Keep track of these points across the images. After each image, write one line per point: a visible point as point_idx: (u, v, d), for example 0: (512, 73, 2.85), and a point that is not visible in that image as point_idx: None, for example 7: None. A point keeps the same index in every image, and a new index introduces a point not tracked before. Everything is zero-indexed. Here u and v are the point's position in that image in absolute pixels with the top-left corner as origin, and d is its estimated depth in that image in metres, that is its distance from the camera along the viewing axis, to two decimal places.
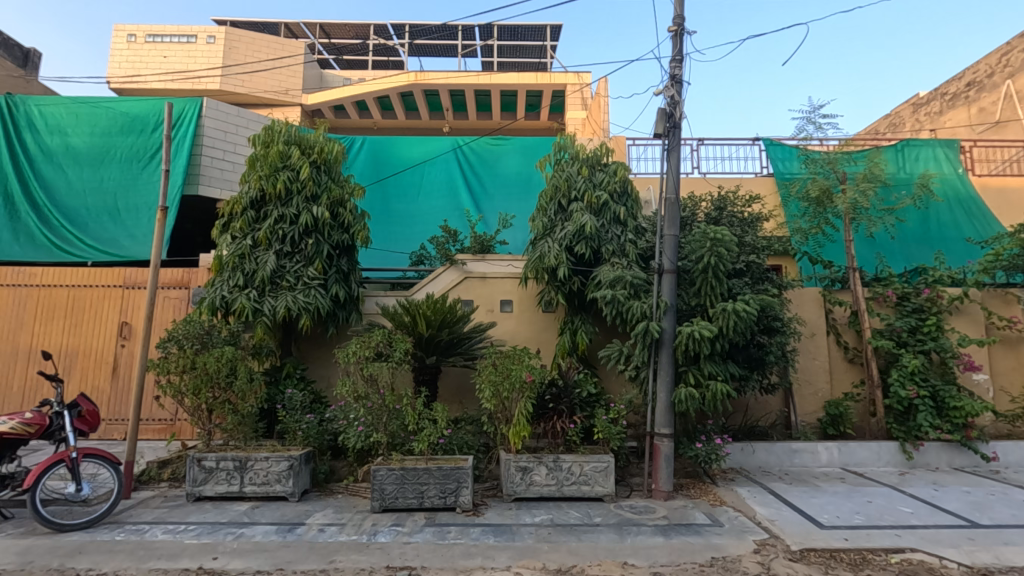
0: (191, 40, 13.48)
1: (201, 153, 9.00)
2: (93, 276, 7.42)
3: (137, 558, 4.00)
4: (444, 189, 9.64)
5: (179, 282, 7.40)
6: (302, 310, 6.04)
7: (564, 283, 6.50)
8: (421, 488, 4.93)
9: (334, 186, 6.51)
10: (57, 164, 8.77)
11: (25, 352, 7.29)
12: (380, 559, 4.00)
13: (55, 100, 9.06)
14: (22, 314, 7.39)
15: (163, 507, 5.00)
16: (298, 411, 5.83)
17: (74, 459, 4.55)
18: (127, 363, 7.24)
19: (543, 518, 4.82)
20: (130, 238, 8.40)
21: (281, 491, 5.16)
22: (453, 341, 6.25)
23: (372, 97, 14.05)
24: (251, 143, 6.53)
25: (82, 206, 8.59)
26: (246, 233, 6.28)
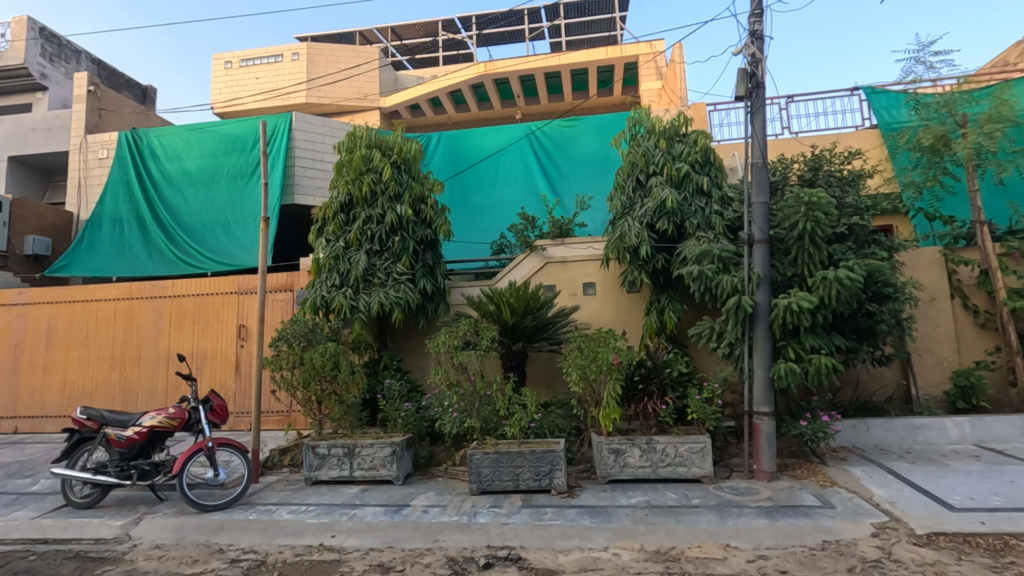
0: (279, 59, 14.52)
1: (295, 165, 9.69)
2: (214, 285, 8.27)
3: (268, 535, 4.47)
4: (520, 177, 9.68)
5: (284, 285, 8.06)
6: (394, 304, 6.36)
7: (648, 261, 6.32)
8: (516, 471, 5.06)
9: (415, 184, 6.77)
10: (177, 188, 9.83)
11: (164, 356, 8.27)
12: (480, 539, 4.18)
13: (170, 129, 10.12)
14: (159, 322, 8.36)
15: (286, 490, 5.52)
16: (396, 399, 6.20)
17: (211, 447, 5.11)
18: (246, 361, 8.01)
19: (639, 499, 4.79)
20: (240, 248, 9.19)
21: (387, 475, 5.53)
22: (538, 327, 6.32)
23: (445, 92, 14.31)
24: (337, 150, 6.90)
25: (199, 222, 9.55)
26: (338, 235, 6.68)
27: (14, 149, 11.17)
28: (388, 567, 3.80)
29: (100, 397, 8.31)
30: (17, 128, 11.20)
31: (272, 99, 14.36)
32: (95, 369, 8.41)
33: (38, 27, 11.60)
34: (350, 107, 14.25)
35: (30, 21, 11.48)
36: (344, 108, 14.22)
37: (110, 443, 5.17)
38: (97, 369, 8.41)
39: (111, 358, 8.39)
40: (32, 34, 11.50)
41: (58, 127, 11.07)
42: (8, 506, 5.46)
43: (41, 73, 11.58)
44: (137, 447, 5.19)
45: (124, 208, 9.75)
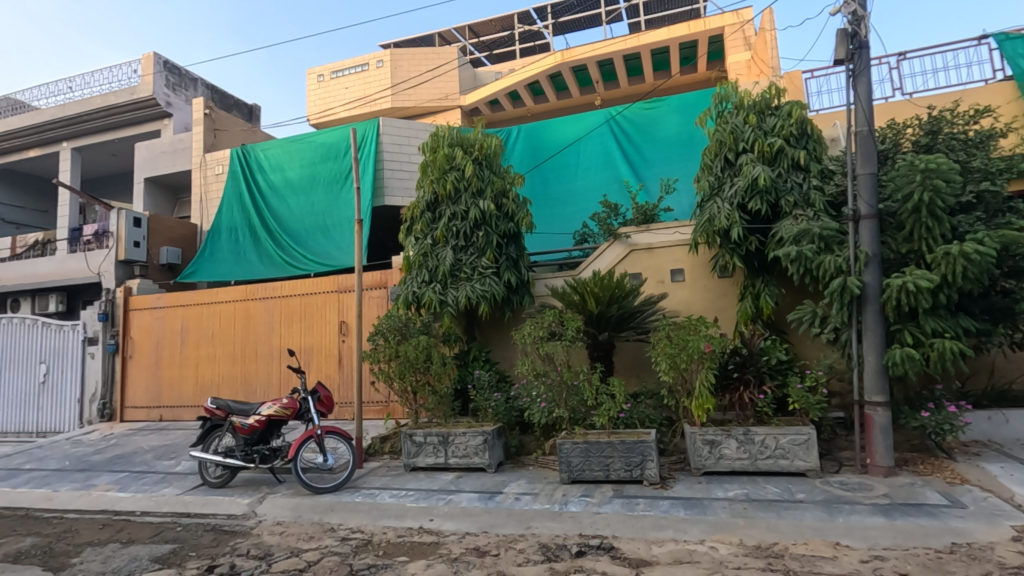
0: (366, 68, 15.28)
1: (384, 168, 10.19)
2: (318, 285, 8.93)
3: (373, 517, 4.80)
4: (602, 165, 9.53)
5: (379, 283, 8.54)
6: (480, 298, 6.54)
7: (740, 244, 5.99)
8: (606, 461, 5.04)
9: (496, 179, 6.90)
10: (281, 197, 10.68)
11: (277, 351, 9.05)
12: (572, 527, 4.23)
13: (274, 143, 10.99)
14: (272, 320, 9.16)
15: (388, 475, 5.88)
16: (486, 389, 6.38)
17: (320, 435, 5.54)
18: (348, 355, 8.57)
19: (737, 492, 4.59)
20: (338, 250, 9.82)
21: (479, 462, 5.72)
22: (625, 316, 6.22)
23: (523, 85, 14.37)
24: (422, 151, 7.15)
25: (302, 227, 10.33)
26: (426, 233, 6.95)
27: (148, 171, 12.66)
28: (483, 551, 3.95)
29: (226, 389, 9.26)
30: (150, 152, 12.69)
31: (360, 107, 15.18)
32: (220, 364, 9.38)
33: (162, 60, 13.02)
34: (431, 108, 14.71)
35: (156, 56, 12.91)
36: (426, 109, 14.72)
37: (236, 429, 5.77)
38: (222, 363, 9.37)
39: (233, 354, 9.32)
40: (157, 68, 12.94)
41: (181, 148, 12.40)
42: (158, 484, 6.27)
43: (166, 101, 13.00)
44: (258, 434, 5.75)
45: (238, 218, 10.76)
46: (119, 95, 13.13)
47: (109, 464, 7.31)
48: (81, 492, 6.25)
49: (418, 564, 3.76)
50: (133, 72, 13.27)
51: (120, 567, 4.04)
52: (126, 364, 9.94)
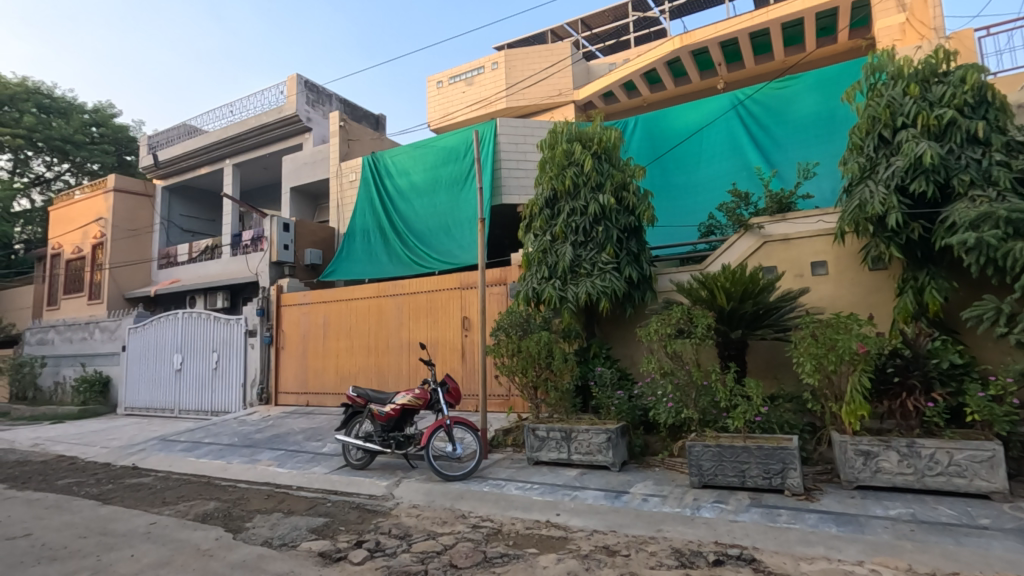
0: (481, 71, 15.75)
1: (502, 167, 10.45)
2: (442, 282, 9.38)
3: (501, 507, 4.93)
4: (728, 152, 8.97)
5: (499, 280, 8.78)
6: (601, 294, 6.44)
7: (899, 231, 5.29)
8: (742, 467, 4.72)
9: (616, 172, 6.76)
10: (407, 200, 11.35)
11: (407, 345, 9.64)
12: (707, 534, 4.02)
13: (400, 150, 11.71)
14: (401, 316, 9.78)
15: (512, 468, 6.01)
16: (609, 387, 6.28)
17: (449, 425, 5.80)
18: (470, 349, 8.92)
19: (900, 511, 4.08)
20: (460, 248, 10.22)
21: (603, 460, 5.65)
22: (759, 313, 5.80)
23: (639, 75, 13.93)
24: (540, 148, 7.18)
25: (426, 228, 10.89)
26: (545, 230, 6.94)
27: (294, 181, 14.10)
28: (613, 550, 3.89)
29: (362, 378, 10.05)
30: (295, 164, 14.11)
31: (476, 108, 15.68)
32: (357, 356, 10.19)
33: (303, 80, 14.41)
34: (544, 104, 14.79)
35: (298, 77, 14.32)
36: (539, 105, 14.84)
37: (375, 416, 6.25)
38: (359, 355, 10.17)
39: (368, 347, 10.09)
40: (299, 87, 14.34)
41: (321, 159, 13.65)
42: (309, 462, 6.97)
43: (307, 117, 14.38)
44: (393, 421, 6.17)
45: (370, 221, 11.60)
46: (269, 114, 14.75)
47: (269, 442, 8.27)
48: (248, 465, 7.14)
49: (549, 557, 3.79)
50: (280, 93, 14.85)
51: (284, 534, 4.53)
52: (279, 354, 11.15)
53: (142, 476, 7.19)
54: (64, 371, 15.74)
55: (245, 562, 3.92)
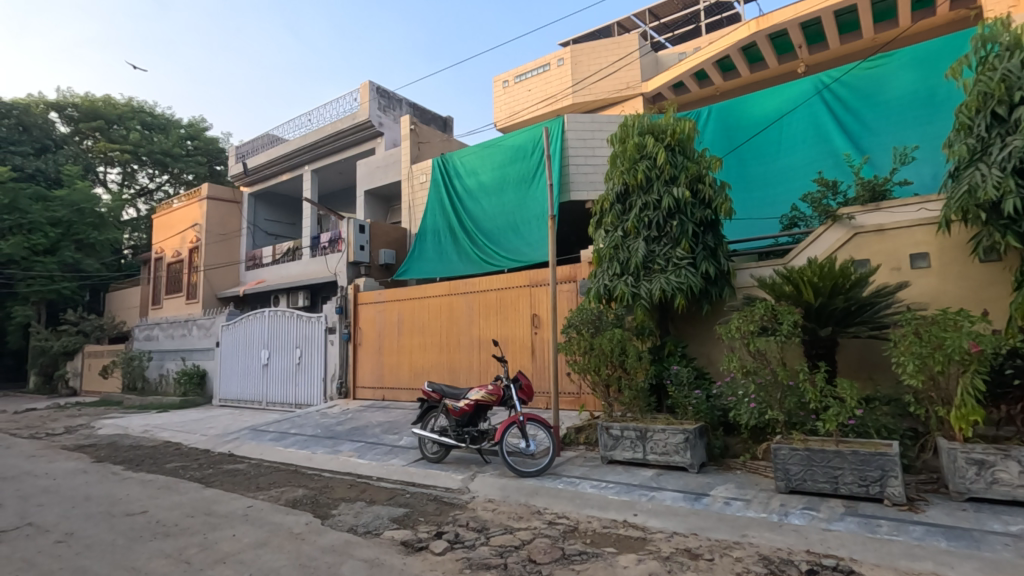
0: (547, 68, 15.73)
1: (569, 163, 10.38)
2: (511, 280, 9.46)
3: (577, 505, 4.91)
4: (812, 138, 8.46)
5: (568, 277, 8.76)
6: (676, 290, 6.25)
7: (1017, 219, 4.82)
8: (834, 473, 4.45)
9: (690, 164, 6.53)
10: (476, 199, 11.51)
11: (477, 342, 9.79)
12: (797, 542, 3.81)
13: (468, 150, 11.89)
14: (472, 313, 9.95)
15: (586, 466, 5.96)
16: (686, 386, 6.09)
17: (522, 421, 5.82)
18: (541, 346, 8.94)
19: (1022, 528, 3.69)
20: (529, 246, 10.24)
21: (680, 461, 5.48)
22: (852, 309, 5.43)
23: (711, 63, 13.39)
24: (610, 142, 7.05)
25: (495, 227, 11.00)
26: (616, 225, 6.80)
27: (367, 184, 14.66)
28: (696, 554, 3.77)
29: (434, 374, 10.31)
30: (368, 167, 14.67)
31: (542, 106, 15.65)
32: (430, 353, 10.46)
33: (375, 87, 14.93)
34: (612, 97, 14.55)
35: (371, 84, 14.86)
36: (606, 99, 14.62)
37: (449, 411, 6.39)
38: (431, 352, 10.45)
39: (440, 344, 10.34)
40: (372, 94, 14.87)
41: (393, 162, 14.11)
42: (387, 454, 7.24)
43: (379, 122, 14.90)
44: (467, 416, 6.28)
45: (440, 221, 11.86)
46: (344, 121, 15.41)
47: (349, 434, 8.67)
48: (331, 455, 7.51)
49: (629, 557, 3.73)
50: (354, 100, 15.46)
51: (368, 522, 4.72)
52: (357, 350, 11.64)
53: (237, 463, 7.73)
54: (166, 364, 17.20)
55: (334, 546, 4.12)
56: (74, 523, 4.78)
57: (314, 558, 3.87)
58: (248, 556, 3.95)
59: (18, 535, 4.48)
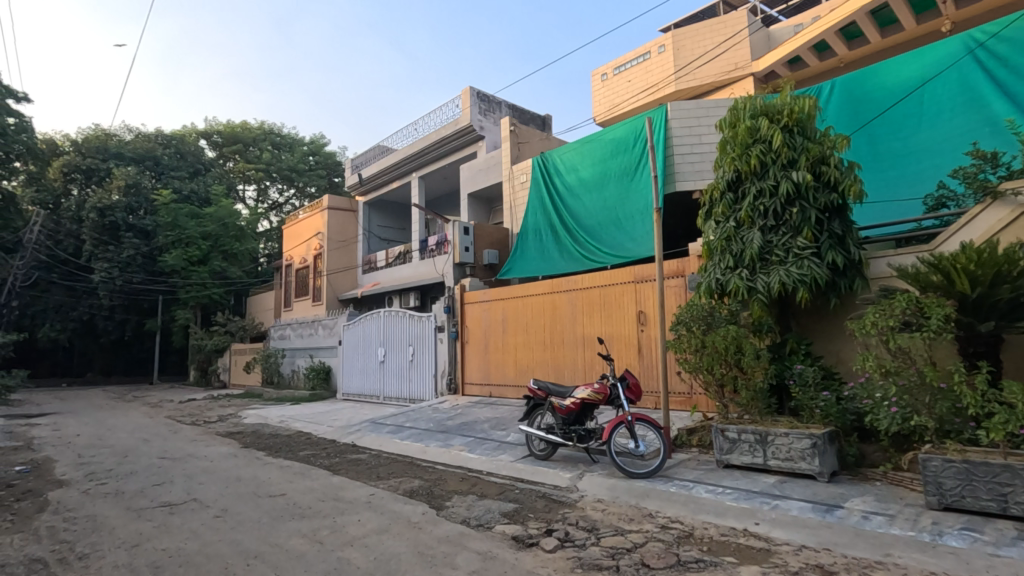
0: (647, 56, 15.18)
1: (674, 153, 9.97)
2: (616, 276, 9.30)
3: (691, 510, 4.71)
4: (963, 108, 7.38)
5: (676, 272, 8.46)
6: (798, 283, 5.75)
7: None
8: (1002, 490, 3.85)
9: (812, 145, 5.96)
10: (577, 196, 11.42)
11: (582, 340, 9.73)
12: (956, 566, 3.35)
13: (568, 147, 11.83)
14: (576, 311, 9.89)
15: (700, 469, 5.68)
16: (811, 388, 5.61)
17: (631, 421, 5.67)
18: (648, 344, 8.70)
19: None
20: (632, 241, 9.95)
21: (807, 469, 5.04)
22: (1021, 302, 4.66)
23: (832, 33, 12.03)
24: (719, 128, 6.64)
25: (597, 223, 10.83)
26: (728, 215, 6.38)
27: (470, 187, 15.11)
28: (830, 571, 3.44)
29: (539, 372, 10.37)
30: (471, 171, 15.11)
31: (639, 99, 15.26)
32: (534, 350, 10.55)
33: (476, 91, 15.32)
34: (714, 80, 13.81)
35: (471, 89, 15.27)
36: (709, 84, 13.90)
37: (555, 409, 6.40)
38: (536, 350, 10.53)
39: (544, 341, 10.39)
40: (473, 99, 15.28)
41: (494, 164, 14.43)
42: (496, 450, 7.41)
43: (480, 126, 15.29)
44: (574, 415, 6.24)
45: (541, 219, 11.92)
46: (448, 128, 15.99)
47: (459, 429, 8.99)
48: (444, 449, 7.84)
49: (751, 569, 3.49)
50: (456, 107, 16.00)
51: (480, 515, 4.85)
52: (464, 348, 12.03)
53: (360, 453, 8.32)
54: (297, 361, 18.95)
55: (449, 537, 4.28)
56: (227, 501, 5.41)
57: (431, 547, 4.06)
58: (372, 540, 4.23)
59: (185, 509, 5.16)
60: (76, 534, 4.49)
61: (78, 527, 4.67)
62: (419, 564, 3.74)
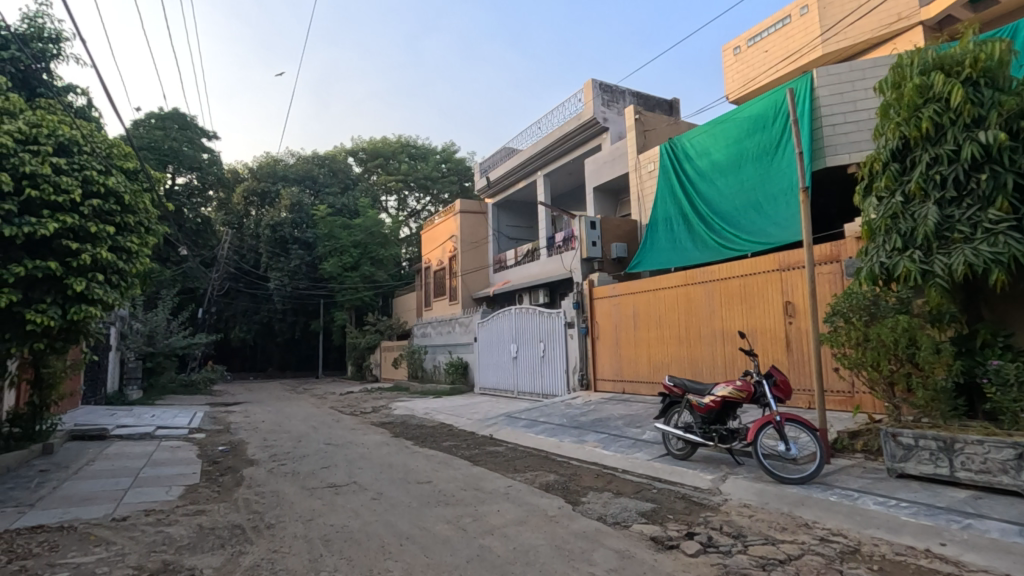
0: (786, 21, 13.21)
1: (822, 124, 8.97)
2: (758, 265, 8.63)
3: (857, 522, 4.20)
4: None
5: (829, 257, 7.64)
6: (990, 263, 4.80)
7: None
8: None
9: (1005, 97, 4.94)
10: (710, 181, 10.75)
11: (721, 334, 9.16)
12: None
13: (699, 130, 11.19)
14: (713, 304, 9.34)
15: (867, 478, 5.04)
16: (1013, 388, 4.67)
17: (779, 421, 5.21)
18: (797, 338, 7.96)
19: None
20: (775, 226, 9.14)
21: (1010, 484, 4.24)
22: None
23: None
24: (878, 91, 5.79)
25: (733, 208, 10.10)
26: (894, 189, 5.54)
27: (596, 181, 14.93)
28: None
29: (675, 368, 9.95)
30: (596, 164, 14.93)
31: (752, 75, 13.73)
32: (668, 345, 10.15)
33: (599, 83, 15.08)
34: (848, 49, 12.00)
35: (594, 82, 15.07)
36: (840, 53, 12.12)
37: (694, 407, 6.10)
38: (671, 345, 10.11)
39: (679, 336, 9.94)
40: (595, 91, 15.07)
41: (619, 155, 14.12)
42: (631, 447, 7.24)
43: (604, 118, 15.04)
44: (714, 414, 5.90)
45: (671, 209, 11.42)
46: (571, 123, 15.96)
47: (593, 425, 8.95)
48: (578, 445, 7.85)
49: None
50: (579, 101, 15.91)
51: (616, 513, 4.78)
52: (595, 344, 11.93)
53: (497, 445, 8.65)
54: (438, 357, 20.19)
55: (586, 533, 4.28)
56: (382, 485, 5.94)
57: (568, 541, 4.08)
58: (511, 530, 4.37)
59: (348, 490, 5.77)
60: (264, 506, 5.24)
61: (265, 500, 5.44)
62: (557, 557, 3.79)
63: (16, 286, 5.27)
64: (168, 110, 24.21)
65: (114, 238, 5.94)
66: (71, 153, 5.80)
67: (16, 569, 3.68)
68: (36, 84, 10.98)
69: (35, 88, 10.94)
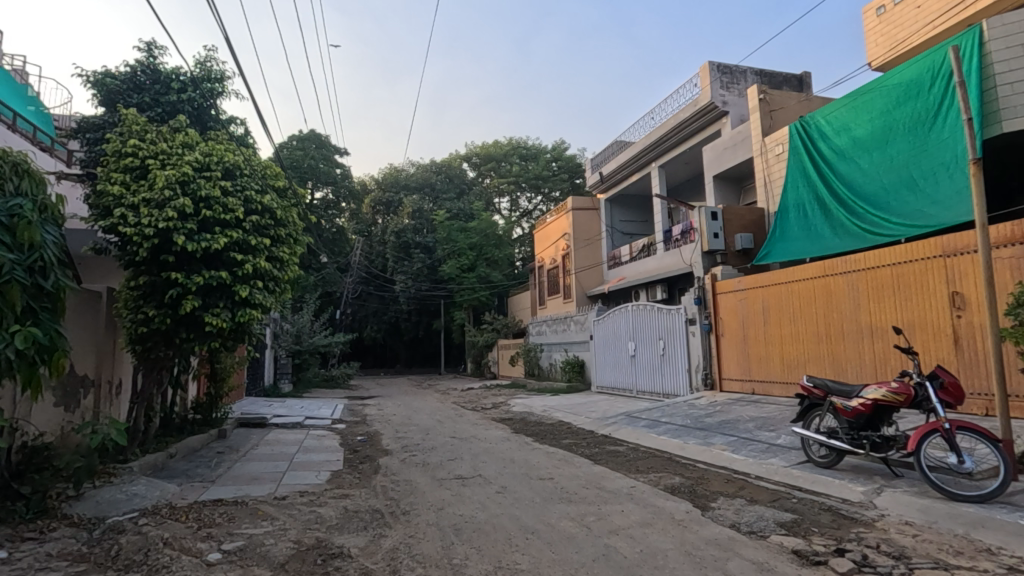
0: None
1: (996, 84, 7.68)
2: (912, 251, 7.65)
3: None
4: None
5: (1010, 239, 6.53)
6: None
7: None
8: None
9: None
10: (852, 161, 9.67)
11: (868, 330, 8.24)
12: None
13: (835, 105, 10.17)
14: (858, 296, 8.43)
15: None
16: None
17: (949, 430, 4.54)
18: (968, 334, 6.93)
19: None
20: (933, 205, 7.96)
21: None
22: None
23: None
24: None
25: (881, 189, 9.01)
26: None
27: (716, 168, 14.10)
28: None
29: (814, 367, 9.09)
30: (716, 151, 14.09)
31: (889, 40, 11.74)
32: (805, 343, 9.31)
33: (717, 65, 14.24)
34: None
35: (711, 64, 14.26)
36: (987, 8, 9.73)
37: (838, 411, 5.53)
38: (807, 342, 9.27)
39: (818, 333, 9.07)
40: (713, 74, 14.25)
41: (742, 139, 13.20)
42: (765, 452, 6.74)
43: (723, 101, 14.18)
44: (864, 419, 5.29)
45: (805, 193, 10.50)
46: (687, 110, 15.23)
47: (720, 426, 8.46)
48: (705, 447, 7.47)
49: None
50: (695, 86, 15.15)
51: (751, 522, 4.48)
52: (720, 341, 11.28)
53: (617, 445, 8.52)
54: (553, 355, 20.29)
55: (718, 540, 4.06)
56: (505, 479, 6.10)
57: (700, 548, 3.90)
58: (636, 532, 4.27)
59: (474, 483, 6.00)
60: (399, 494, 5.63)
61: (400, 489, 5.84)
62: (687, 563, 3.64)
63: (197, 293, 6.14)
64: (308, 132, 27.01)
65: (270, 249, 6.72)
66: (236, 176, 6.65)
67: (204, 534, 4.30)
68: (206, 119, 12.76)
69: (205, 122, 12.74)
